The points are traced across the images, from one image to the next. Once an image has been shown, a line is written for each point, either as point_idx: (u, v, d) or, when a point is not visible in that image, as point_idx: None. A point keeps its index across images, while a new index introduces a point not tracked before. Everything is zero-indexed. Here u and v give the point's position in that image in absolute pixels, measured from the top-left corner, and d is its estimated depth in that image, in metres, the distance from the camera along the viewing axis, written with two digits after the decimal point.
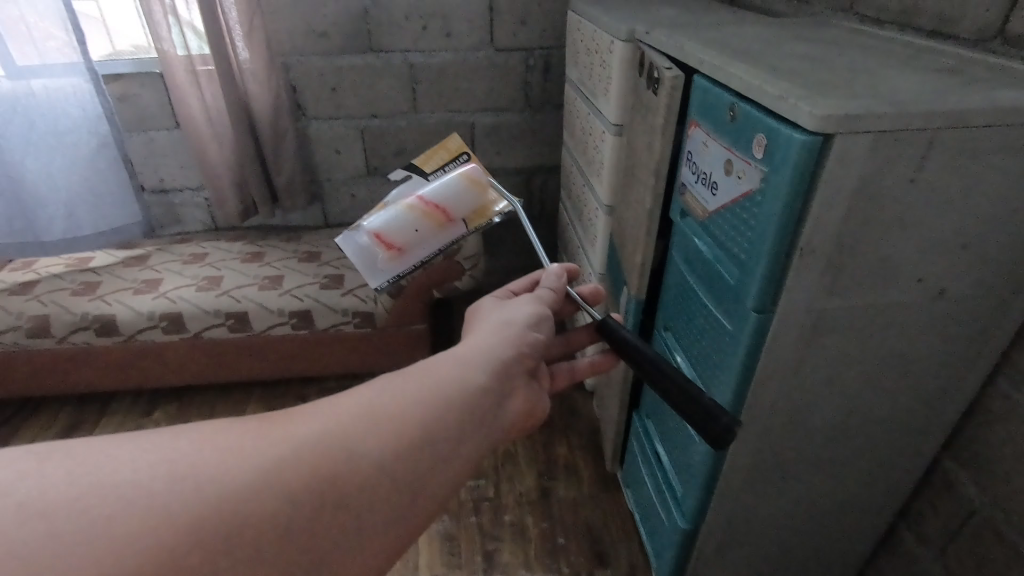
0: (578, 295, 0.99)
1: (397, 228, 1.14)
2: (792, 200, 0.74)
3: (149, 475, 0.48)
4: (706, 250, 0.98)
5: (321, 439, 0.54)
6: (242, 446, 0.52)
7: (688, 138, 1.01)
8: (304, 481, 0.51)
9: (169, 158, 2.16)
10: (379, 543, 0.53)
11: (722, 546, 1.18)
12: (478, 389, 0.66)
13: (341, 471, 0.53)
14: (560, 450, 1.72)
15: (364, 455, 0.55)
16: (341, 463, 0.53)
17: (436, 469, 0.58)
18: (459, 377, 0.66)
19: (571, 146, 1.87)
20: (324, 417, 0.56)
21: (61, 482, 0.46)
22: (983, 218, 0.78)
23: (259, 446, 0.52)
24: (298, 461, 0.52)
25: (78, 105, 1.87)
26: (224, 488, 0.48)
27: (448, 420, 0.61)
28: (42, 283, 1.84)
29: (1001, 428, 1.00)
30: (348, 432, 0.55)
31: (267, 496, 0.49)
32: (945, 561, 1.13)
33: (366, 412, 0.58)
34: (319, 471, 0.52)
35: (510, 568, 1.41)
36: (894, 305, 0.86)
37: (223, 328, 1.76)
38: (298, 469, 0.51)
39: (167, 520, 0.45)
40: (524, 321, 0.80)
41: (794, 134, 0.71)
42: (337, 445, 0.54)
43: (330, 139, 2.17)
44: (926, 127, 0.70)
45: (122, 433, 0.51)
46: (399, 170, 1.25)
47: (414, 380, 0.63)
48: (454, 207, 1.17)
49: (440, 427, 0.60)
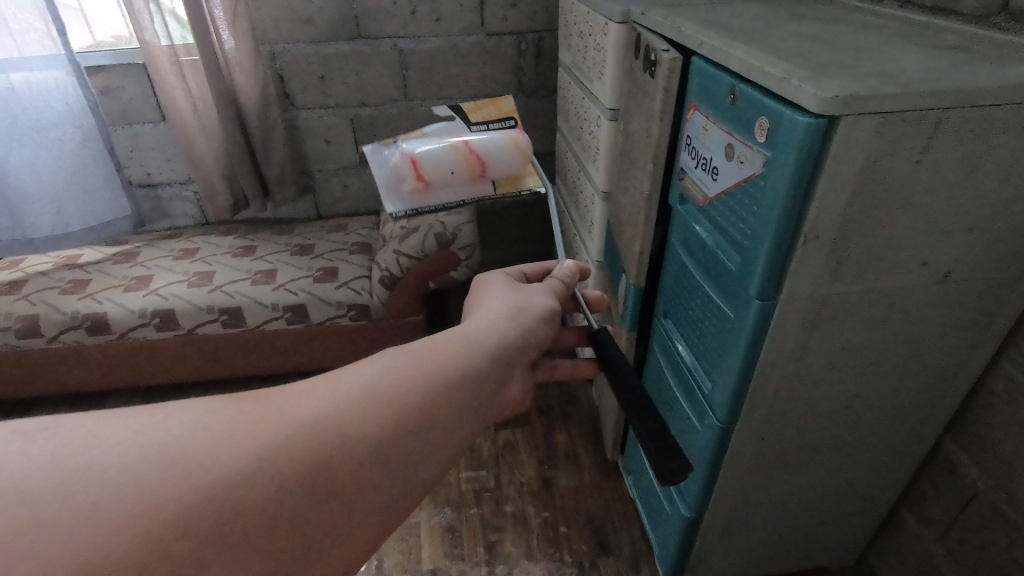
0: (583, 298, 0.97)
1: (435, 162, 1.11)
2: (800, 177, 0.71)
3: (139, 459, 0.45)
4: (706, 237, 0.97)
5: (316, 422, 0.51)
6: (236, 429, 0.49)
7: (686, 122, 0.99)
8: (297, 468, 0.48)
9: (155, 152, 2.11)
10: (370, 529, 0.51)
11: (725, 531, 1.18)
12: (479, 374, 0.64)
13: (335, 457, 0.50)
14: (560, 439, 1.71)
15: (362, 443, 0.52)
16: (335, 448, 0.51)
17: (430, 452, 0.56)
18: (459, 360, 0.64)
19: (565, 131, 1.84)
20: (319, 399, 0.54)
21: (47, 466, 0.44)
22: (989, 200, 0.76)
23: (253, 429, 0.49)
24: (292, 448, 0.49)
25: (61, 98, 1.82)
26: (217, 471, 0.46)
27: (446, 402, 0.59)
28: (31, 282, 1.81)
29: (1004, 410, 1.00)
30: (343, 417, 0.53)
31: (258, 484, 0.46)
32: (947, 543, 1.14)
33: (365, 395, 0.55)
34: (312, 456, 0.49)
35: (513, 558, 1.41)
36: (899, 289, 0.84)
37: (216, 324, 1.74)
38: (294, 455, 0.49)
39: (157, 504, 0.43)
40: (526, 306, 0.78)
41: (798, 116, 0.69)
42: (331, 430, 0.51)
43: (320, 129, 2.13)
44: (933, 107, 0.68)
45: (113, 412, 0.49)
46: (444, 107, 1.19)
47: (414, 362, 0.60)
48: (491, 165, 1.13)
49: (440, 415, 0.58)
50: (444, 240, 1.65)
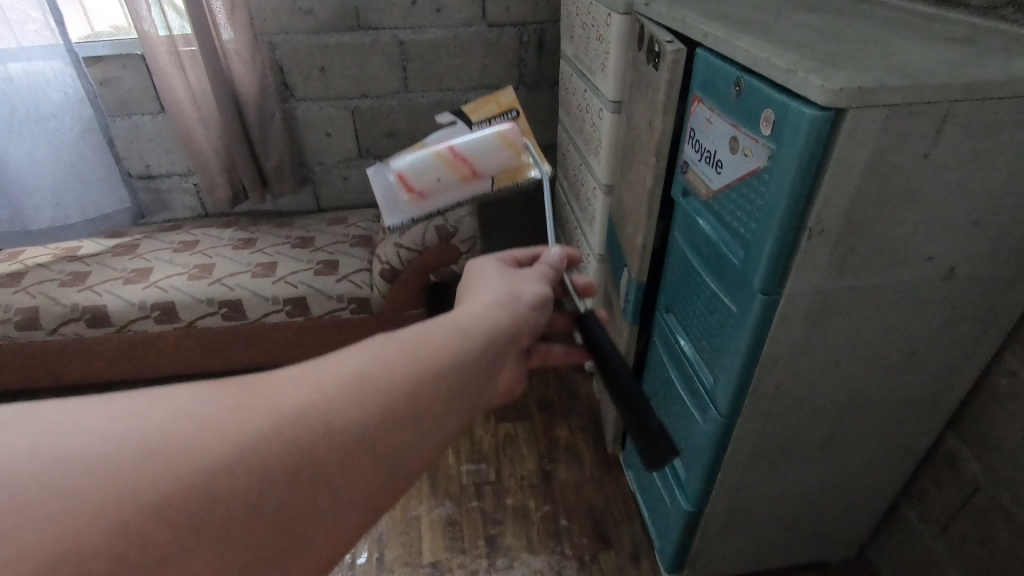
0: (572, 284, 0.96)
1: (420, 172, 1.16)
2: (805, 171, 0.71)
3: (121, 447, 0.44)
4: (710, 231, 0.96)
5: (303, 412, 0.50)
6: (221, 417, 0.48)
7: (691, 114, 0.98)
8: (281, 459, 0.47)
9: (154, 143, 2.09)
10: (353, 516, 0.51)
11: (725, 525, 1.18)
12: (473, 360, 0.62)
13: (320, 448, 0.49)
14: (561, 433, 1.71)
15: (351, 432, 0.51)
16: (322, 439, 0.49)
17: (419, 441, 0.55)
18: (454, 345, 0.62)
19: (567, 123, 1.82)
20: (307, 386, 0.52)
21: (22, 453, 0.42)
22: (996, 195, 0.76)
23: (239, 418, 0.48)
24: (278, 439, 0.48)
25: (59, 88, 1.81)
26: (200, 465, 0.45)
27: (438, 391, 0.57)
28: (30, 274, 1.80)
29: (1007, 405, 1.00)
30: (331, 405, 0.51)
31: (242, 475, 0.46)
32: (947, 538, 1.14)
33: (353, 384, 0.53)
34: (298, 446, 0.48)
35: (513, 550, 1.41)
36: (905, 284, 0.84)
37: (217, 317, 1.74)
38: (278, 446, 0.48)
39: (137, 493, 0.42)
40: (521, 292, 0.76)
41: (804, 109, 0.68)
42: (318, 419, 0.50)
43: (320, 121, 2.12)
44: (942, 101, 0.67)
45: (93, 397, 0.47)
46: (445, 115, 1.28)
47: (406, 349, 0.58)
48: (481, 164, 1.14)
49: (432, 402, 0.56)
50: (444, 233, 1.65)
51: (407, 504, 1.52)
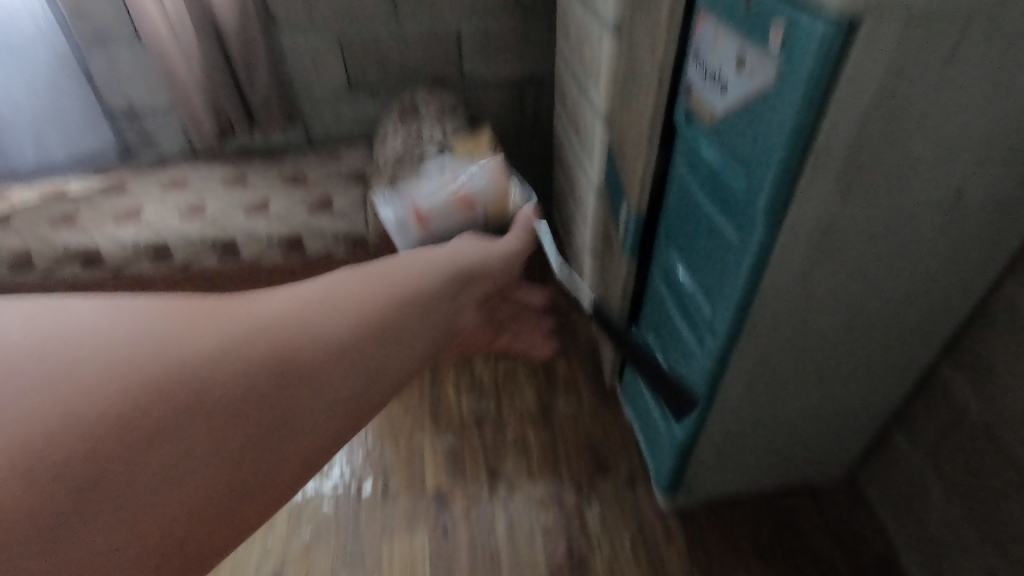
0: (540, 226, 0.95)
1: (433, 210, 1.06)
2: (813, 92, 0.67)
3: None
4: (712, 158, 0.93)
5: (263, 320, 0.32)
6: (148, 320, 0.30)
7: (695, 33, 0.93)
8: (245, 366, 0.31)
9: (136, 78, 1.93)
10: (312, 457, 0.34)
11: (719, 451, 1.22)
12: (445, 289, 0.43)
13: (294, 354, 0.32)
14: (560, 367, 1.72)
15: (318, 342, 0.33)
16: (288, 345, 0.32)
17: (412, 358, 0.37)
18: (422, 265, 0.44)
19: (565, 50, 1.74)
20: (256, 297, 0.34)
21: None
22: (1008, 113, 0.73)
23: (185, 320, 0.31)
24: (239, 348, 0.31)
25: (30, 19, 1.75)
26: (80, 427, 0.26)
27: (414, 312, 0.38)
28: (18, 215, 1.77)
29: (1002, 331, 1.00)
30: (286, 309, 0.33)
31: (187, 394, 0.29)
32: (935, 460, 1.17)
33: (347, 280, 0.36)
34: (270, 357, 0.32)
35: (514, 478, 1.46)
36: (909, 210, 0.82)
37: (212, 257, 1.71)
38: (247, 365, 0.31)
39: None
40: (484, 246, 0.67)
41: (816, 22, 0.64)
42: (278, 323, 0.32)
43: (307, 52, 2.01)
44: (961, 11, 0.63)
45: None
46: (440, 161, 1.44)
47: (377, 262, 0.40)
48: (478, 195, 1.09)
49: (412, 320, 0.38)
50: (440, 169, 1.61)
51: (410, 437, 1.56)
